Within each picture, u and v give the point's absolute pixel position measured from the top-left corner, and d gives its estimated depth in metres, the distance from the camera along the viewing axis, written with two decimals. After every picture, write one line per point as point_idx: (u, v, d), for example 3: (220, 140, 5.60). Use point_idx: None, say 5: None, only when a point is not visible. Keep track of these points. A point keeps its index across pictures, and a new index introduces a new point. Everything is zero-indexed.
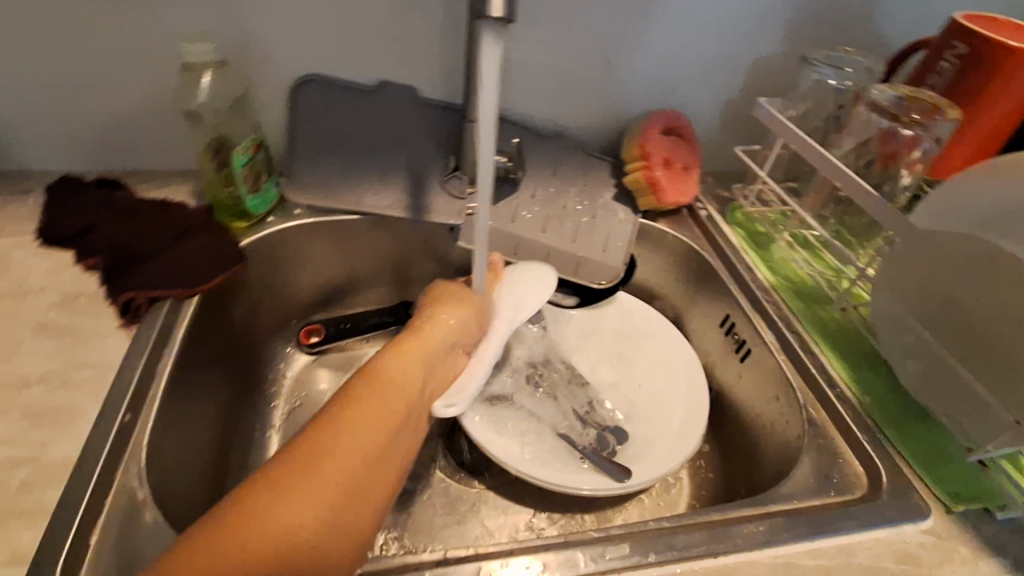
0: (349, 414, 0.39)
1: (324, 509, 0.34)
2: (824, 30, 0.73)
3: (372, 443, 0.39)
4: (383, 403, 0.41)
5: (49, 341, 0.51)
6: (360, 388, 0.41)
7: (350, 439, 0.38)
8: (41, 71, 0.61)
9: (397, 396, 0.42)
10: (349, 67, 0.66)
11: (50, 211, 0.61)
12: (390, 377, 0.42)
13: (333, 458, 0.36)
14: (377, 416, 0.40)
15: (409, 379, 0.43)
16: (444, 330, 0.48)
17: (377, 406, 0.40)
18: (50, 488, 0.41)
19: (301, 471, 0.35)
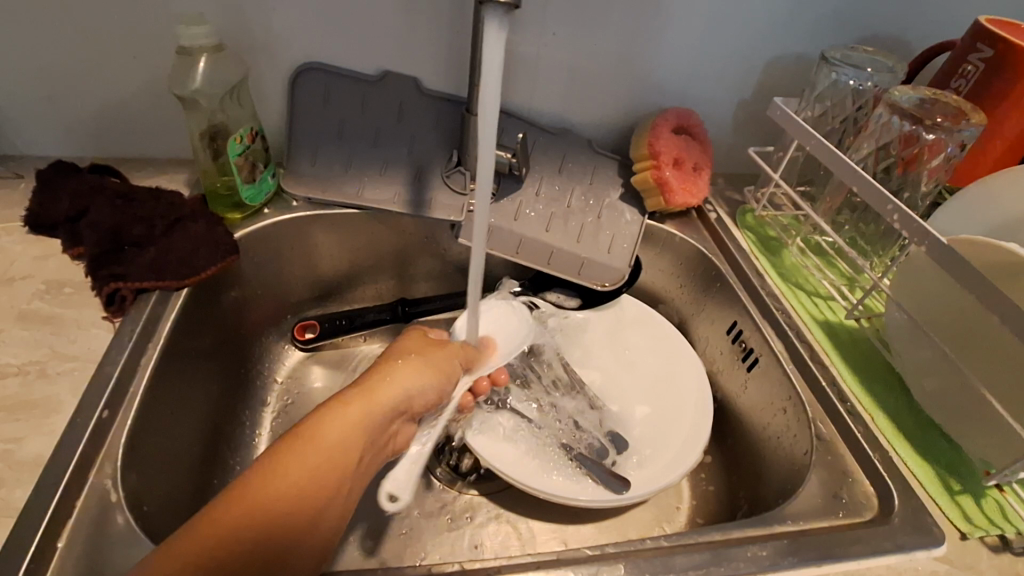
0: (281, 458, 0.37)
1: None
2: (845, 29, 0.70)
3: (284, 513, 0.35)
4: (314, 460, 0.37)
5: (31, 331, 0.50)
6: (292, 443, 0.38)
7: (274, 485, 0.36)
8: (33, 52, 0.60)
9: (337, 434, 0.39)
10: (350, 56, 0.65)
11: (40, 196, 0.60)
12: (331, 416, 0.40)
13: (249, 509, 0.34)
14: (306, 475, 0.37)
15: (357, 419, 0.41)
16: (401, 382, 0.45)
17: (314, 458, 0.37)
18: (20, 487, 0.40)
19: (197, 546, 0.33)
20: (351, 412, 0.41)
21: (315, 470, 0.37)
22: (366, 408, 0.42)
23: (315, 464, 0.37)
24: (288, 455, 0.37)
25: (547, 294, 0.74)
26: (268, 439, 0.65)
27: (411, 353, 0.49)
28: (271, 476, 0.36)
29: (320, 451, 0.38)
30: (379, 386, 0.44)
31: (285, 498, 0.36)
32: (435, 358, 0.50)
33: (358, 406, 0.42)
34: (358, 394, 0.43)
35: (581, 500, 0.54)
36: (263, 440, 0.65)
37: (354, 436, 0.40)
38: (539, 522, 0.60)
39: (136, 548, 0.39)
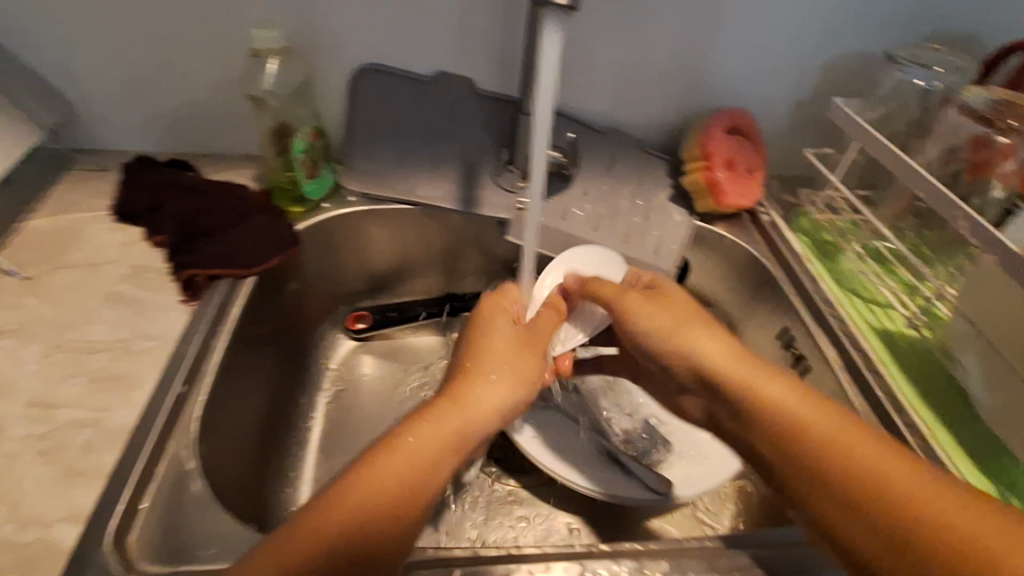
0: (378, 468, 0.39)
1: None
2: (912, 28, 0.68)
3: (378, 522, 0.37)
4: (406, 471, 0.39)
5: (117, 312, 0.54)
6: (387, 453, 0.40)
7: (369, 495, 0.37)
8: (123, 55, 0.65)
9: (433, 441, 0.41)
10: (409, 57, 0.67)
11: (125, 188, 0.65)
12: (423, 423, 0.42)
13: (348, 518, 0.36)
14: (398, 486, 0.38)
15: (450, 428, 0.42)
16: (491, 394, 0.45)
17: (407, 470, 0.39)
18: (108, 453, 0.44)
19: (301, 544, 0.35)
20: (443, 417, 0.43)
21: (408, 481, 0.39)
22: (459, 416, 0.43)
23: (408, 476, 0.39)
24: (384, 466, 0.39)
25: None
26: (323, 422, 0.68)
27: (503, 348, 0.49)
28: (368, 486, 0.38)
29: (412, 463, 0.40)
30: (467, 393, 0.45)
31: (379, 509, 0.37)
32: (527, 354, 0.50)
33: (449, 411, 0.43)
34: (451, 400, 0.44)
35: (626, 500, 0.55)
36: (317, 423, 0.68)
37: (448, 446, 0.42)
38: (579, 517, 0.61)
39: (207, 514, 0.42)
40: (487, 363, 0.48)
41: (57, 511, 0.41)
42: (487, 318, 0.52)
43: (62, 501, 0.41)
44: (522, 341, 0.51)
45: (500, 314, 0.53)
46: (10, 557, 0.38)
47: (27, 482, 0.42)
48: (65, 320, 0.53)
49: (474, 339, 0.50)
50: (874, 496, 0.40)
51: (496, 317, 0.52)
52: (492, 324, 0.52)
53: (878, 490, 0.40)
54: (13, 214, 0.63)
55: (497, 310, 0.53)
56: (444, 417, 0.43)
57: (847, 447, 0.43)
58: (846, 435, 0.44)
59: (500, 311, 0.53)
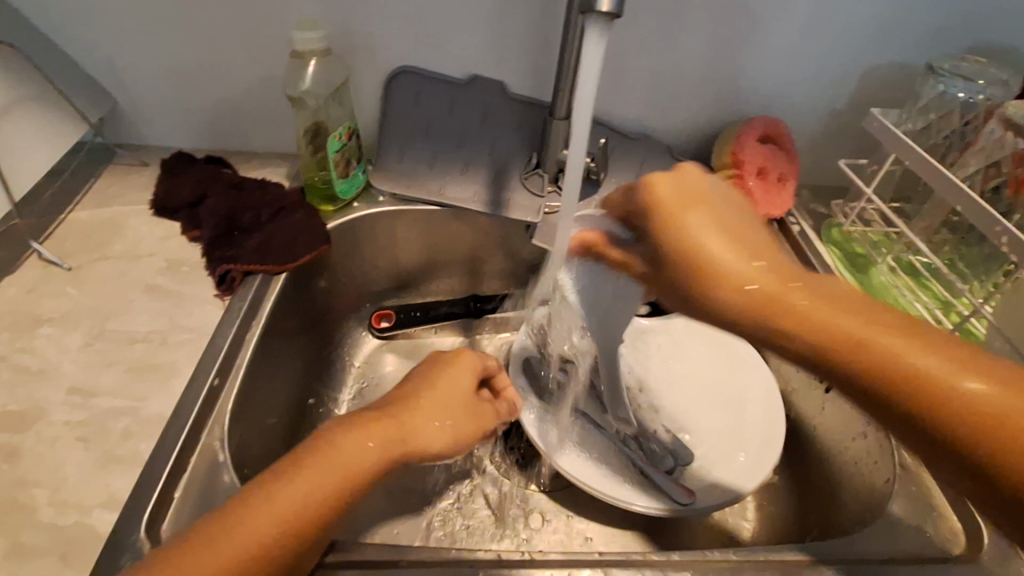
0: (261, 500, 0.36)
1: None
2: (954, 38, 0.66)
3: (282, 530, 0.36)
4: (327, 479, 0.38)
5: (154, 303, 0.56)
6: (314, 461, 0.39)
7: (244, 535, 0.34)
8: (166, 54, 0.66)
9: (326, 482, 0.38)
10: (443, 60, 0.68)
11: (163, 183, 0.66)
12: (331, 457, 0.39)
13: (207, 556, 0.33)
14: (316, 494, 0.37)
15: (349, 472, 0.39)
16: (429, 422, 0.45)
17: (330, 483, 0.38)
18: (144, 440, 0.45)
19: (204, 547, 0.34)
20: (353, 453, 0.40)
21: (282, 527, 0.35)
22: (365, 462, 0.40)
23: (327, 483, 0.38)
24: (270, 498, 0.36)
25: None
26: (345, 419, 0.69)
27: (444, 399, 0.47)
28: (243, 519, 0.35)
29: (292, 507, 0.36)
30: (385, 435, 0.42)
31: (239, 552, 0.34)
32: (461, 412, 0.47)
33: (361, 449, 0.40)
34: (368, 435, 0.41)
35: (654, 510, 0.55)
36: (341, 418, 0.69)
37: (337, 493, 0.38)
38: (599, 524, 0.61)
39: None
40: (418, 411, 0.45)
41: (95, 497, 0.42)
42: (446, 361, 0.50)
43: (101, 486, 0.42)
44: (463, 395, 0.48)
45: (464, 363, 0.50)
46: (52, 539, 0.40)
47: (67, 467, 0.43)
48: (105, 310, 0.55)
49: (419, 381, 0.48)
50: (974, 433, 0.33)
51: (461, 365, 0.50)
52: (451, 370, 0.49)
53: (992, 426, 0.33)
54: (58, 206, 0.65)
55: (462, 357, 0.51)
56: (353, 457, 0.40)
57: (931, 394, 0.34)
58: (948, 359, 0.35)
59: (467, 361, 0.51)
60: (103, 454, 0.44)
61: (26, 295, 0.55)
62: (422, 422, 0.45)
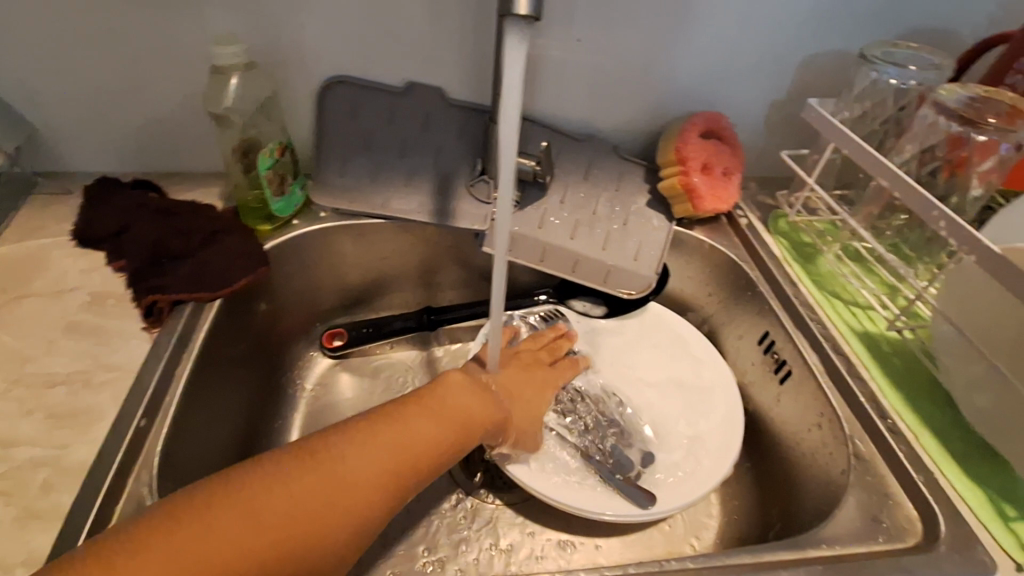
0: (396, 423, 0.43)
1: (378, 469, 0.40)
2: (884, 26, 0.67)
3: (430, 443, 0.44)
4: (460, 409, 0.47)
5: (76, 342, 0.52)
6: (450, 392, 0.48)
7: (386, 445, 0.41)
8: (81, 75, 0.63)
9: (453, 418, 0.46)
10: (377, 69, 0.66)
11: (87, 212, 0.63)
12: (451, 398, 0.47)
13: (353, 458, 0.39)
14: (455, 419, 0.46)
15: (467, 417, 0.47)
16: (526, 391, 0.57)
17: (462, 415, 0.47)
18: (65, 492, 0.42)
19: (377, 439, 0.41)
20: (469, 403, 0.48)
21: (419, 453, 0.42)
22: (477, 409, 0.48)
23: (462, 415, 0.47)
24: (410, 422, 0.43)
25: (572, 302, 0.74)
26: None
27: (531, 386, 0.58)
28: (386, 432, 0.42)
29: (425, 435, 0.43)
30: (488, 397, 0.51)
31: (386, 461, 0.40)
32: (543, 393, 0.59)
33: (489, 396, 0.51)
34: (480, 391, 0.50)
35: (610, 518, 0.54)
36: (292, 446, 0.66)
37: (461, 433, 0.46)
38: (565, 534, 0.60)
39: None
40: (519, 385, 0.57)
41: (15, 555, 0.38)
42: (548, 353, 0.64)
43: (19, 546, 0.39)
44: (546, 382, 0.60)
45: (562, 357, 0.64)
46: None
47: None
48: (22, 353, 0.51)
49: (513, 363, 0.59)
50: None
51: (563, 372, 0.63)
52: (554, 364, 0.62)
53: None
54: None
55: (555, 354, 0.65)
56: (473, 406, 0.48)
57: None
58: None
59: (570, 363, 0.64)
60: (18, 512, 0.41)
61: None
62: (521, 403, 0.55)
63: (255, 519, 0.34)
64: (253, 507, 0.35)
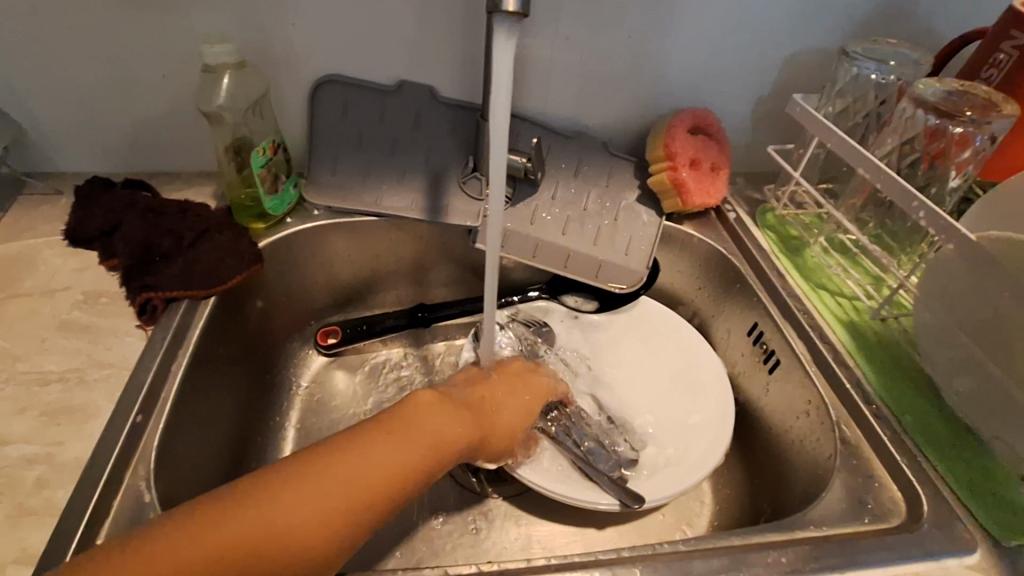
0: (349, 455, 0.37)
1: (308, 522, 0.34)
2: (864, 23, 0.69)
3: (377, 485, 0.37)
4: (416, 439, 0.41)
5: (70, 340, 0.52)
6: (404, 424, 0.41)
7: (334, 481, 0.36)
8: (70, 75, 0.63)
9: (421, 444, 0.41)
10: (368, 68, 0.66)
11: (77, 212, 0.63)
12: (421, 422, 0.42)
13: (296, 500, 0.34)
14: (411, 450, 0.40)
15: (436, 442, 0.42)
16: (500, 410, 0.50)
17: (420, 449, 0.40)
18: (61, 488, 0.42)
19: (309, 483, 0.35)
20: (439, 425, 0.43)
21: (378, 487, 0.37)
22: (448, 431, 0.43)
23: (418, 446, 0.40)
24: (366, 453, 0.38)
25: (564, 297, 0.75)
26: (294, 443, 0.67)
27: (515, 401, 0.52)
28: (338, 466, 0.36)
29: (385, 465, 0.38)
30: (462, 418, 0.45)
31: (335, 502, 0.35)
32: (529, 412, 0.54)
33: (455, 422, 0.44)
34: (451, 411, 0.45)
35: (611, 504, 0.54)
36: (287, 442, 0.67)
37: (428, 460, 0.40)
38: (559, 525, 0.61)
39: None
40: (492, 402, 0.50)
41: (6, 553, 0.39)
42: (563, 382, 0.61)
43: (15, 542, 0.39)
44: (533, 394, 0.55)
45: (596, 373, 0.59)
46: None
47: None
48: (14, 352, 0.51)
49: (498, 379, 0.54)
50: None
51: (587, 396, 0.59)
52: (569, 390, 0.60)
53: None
54: None
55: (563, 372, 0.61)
56: (443, 428, 0.43)
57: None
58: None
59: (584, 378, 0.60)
60: (13, 508, 0.41)
61: None
62: (498, 418, 0.50)
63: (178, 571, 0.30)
64: (169, 563, 0.30)
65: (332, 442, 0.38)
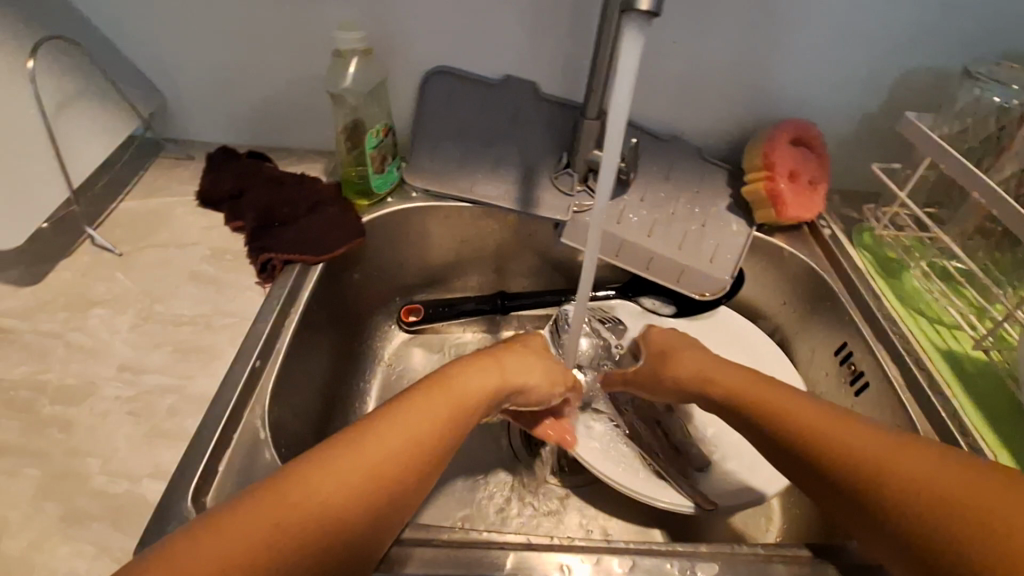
0: (399, 415, 0.43)
1: (363, 474, 0.39)
2: (991, 45, 0.66)
3: (418, 438, 0.42)
4: (447, 399, 0.45)
5: (198, 288, 0.58)
6: (432, 387, 0.46)
7: (381, 441, 0.41)
8: (215, 53, 0.70)
9: (449, 403, 0.45)
10: (478, 62, 0.70)
11: (208, 176, 0.69)
12: (448, 385, 0.47)
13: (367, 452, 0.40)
14: (443, 408, 0.45)
15: (470, 396, 0.47)
16: (524, 369, 0.53)
17: (450, 405, 0.45)
18: (189, 417, 0.47)
19: (358, 443, 0.40)
20: (470, 382, 0.48)
21: (431, 432, 0.43)
22: (479, 384, 0.48)
23: (448, 402, 0.45)
24: (414, 410, 0.43)
25: (641, 300, 0.75)
26: (374, 409, 0.71)
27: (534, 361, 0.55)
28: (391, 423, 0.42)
29: (433, 417, 0.44)
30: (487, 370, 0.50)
31: (381, 456, 0.40)
32: (549, 371, 0.55)
33: (481, 383, 0.48)
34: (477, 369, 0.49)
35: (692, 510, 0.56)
36: (369, 408, 0.71)
37: (457, 415, 0.45)
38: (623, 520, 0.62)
39: None
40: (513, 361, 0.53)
41: (144, 467, 0.44)
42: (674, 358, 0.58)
43: (150, 458, 0.44)
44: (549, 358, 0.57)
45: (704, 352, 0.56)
46: (103, 505, 0.42)
47: (118, 439, 0.46)
48: (152, 294, 0.57)
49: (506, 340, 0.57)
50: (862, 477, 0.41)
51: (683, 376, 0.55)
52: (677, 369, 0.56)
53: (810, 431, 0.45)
54: (109, 196, 0.68)
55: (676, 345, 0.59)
56: (475, 385, 0.48)
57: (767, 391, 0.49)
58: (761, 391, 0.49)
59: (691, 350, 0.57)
60: (150, 429, 0.46)
61: (79, 278, 0.58)
62: (522, 374, 0.52)
63: (262, 525, 0.35)
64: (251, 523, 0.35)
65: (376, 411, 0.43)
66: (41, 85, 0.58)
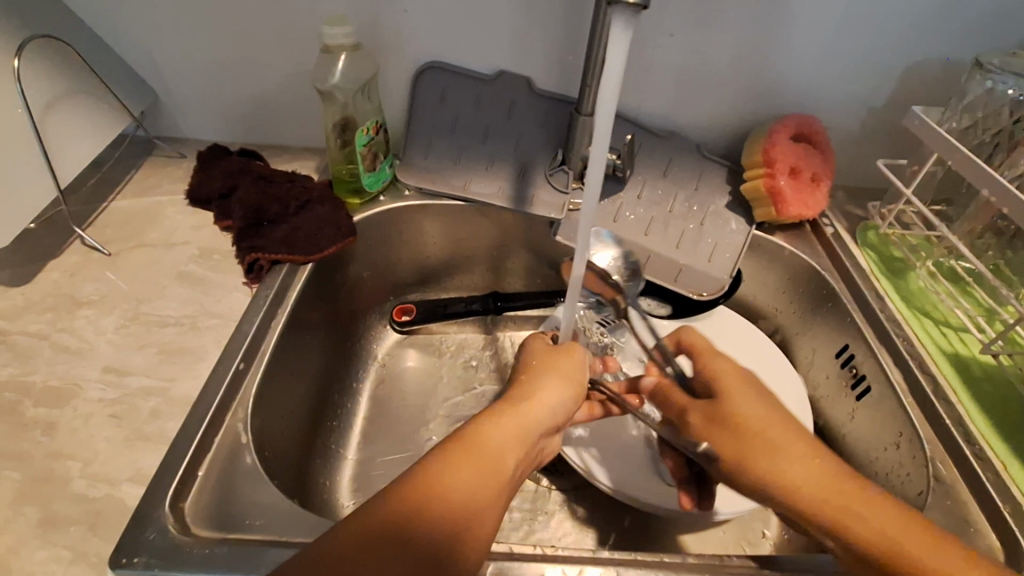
0: (438, 479, 0.37)
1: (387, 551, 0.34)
2: (1002, 34, 0.63)
3: (456, 506, 0.37)
4: (482, 460, 0.39)
5: (186, 289, 0.58)
6: (460, 450, 0.39)
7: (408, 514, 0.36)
8: (204, 50, 0.69)
9: (482, 461, 0.39)
10: (470, 57, 0.68)
11: (199, 175, 0.69)
12: (483, 441, 0.40)
13: (441, 512, 0.36)
14: (480, 469, 0.39)
15: (505, 452, 0.41)
16: (550, 404, 0.45)
17: (482, 462, 0.39)
18: (171, 420, 0.47)
19: (391, 520, 0.35)
20: (503, 431, 0.42)
21: (500, 486, 0.39)
22: (533, 432, 0.43)
23: (477, 465, 0.39)
24: (453, 476, 0.37)
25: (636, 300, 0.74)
26: (366, 409, 0.70)
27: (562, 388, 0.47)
28: (446, 486, 0.37)
29: (499, 467, 0.40)
30: (539, 410, 0.44)
31: (408, 533, 0.35)
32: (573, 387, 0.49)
33: (509, 434, 0.42)
34: (517, 418, 0.43)
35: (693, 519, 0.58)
36: (361, 407, 0.70)
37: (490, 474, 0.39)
38: (615, 524, 0.60)
39: (259, 486, 0.45)
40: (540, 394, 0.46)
41: (123, 472, 0.44)
42: (737, 444, 0.43)
43: (128, 463, 0.44)
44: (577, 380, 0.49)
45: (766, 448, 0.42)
46: (81, 508, 0.41)
47: (98, 442, 0.45)
48: (139, 294, 0.57)
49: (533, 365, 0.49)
50: None
51: (750, 476, 0.42)
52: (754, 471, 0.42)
53: (893, 555, 0.37)
54: (100, 195, 0.68)
55: (729, 433, 0.44)
56: (505, 441, 0.41)
57: (845, 508, 0.39)
58: (837, 497, 0.39)
59: (749, 430, 0.43)
60: (131, 431, 0.46)
61: (68, 278, 0.58)
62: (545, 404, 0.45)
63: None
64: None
65: (420, 470, 0.38)
66: (28, 84, 0.58)
